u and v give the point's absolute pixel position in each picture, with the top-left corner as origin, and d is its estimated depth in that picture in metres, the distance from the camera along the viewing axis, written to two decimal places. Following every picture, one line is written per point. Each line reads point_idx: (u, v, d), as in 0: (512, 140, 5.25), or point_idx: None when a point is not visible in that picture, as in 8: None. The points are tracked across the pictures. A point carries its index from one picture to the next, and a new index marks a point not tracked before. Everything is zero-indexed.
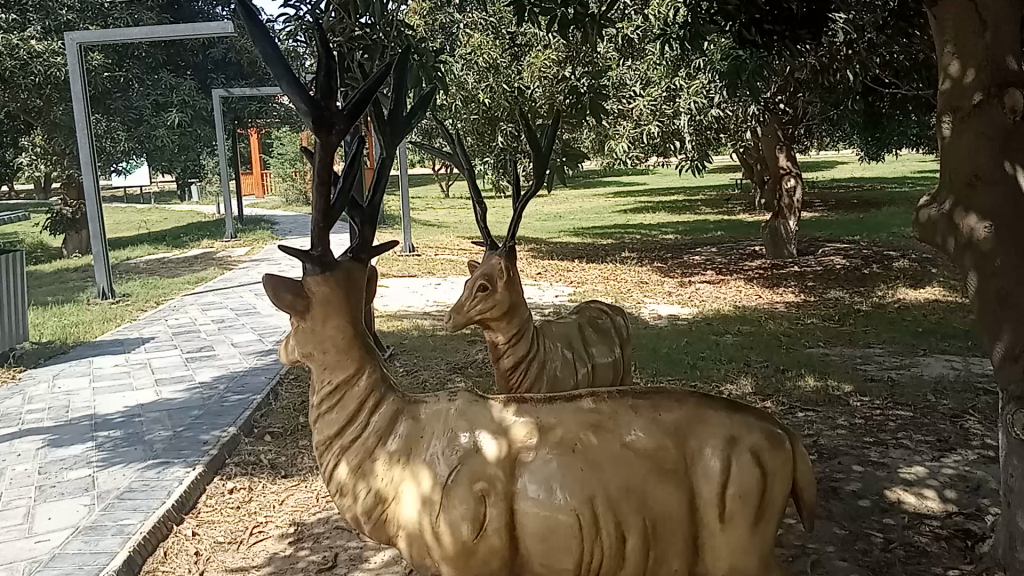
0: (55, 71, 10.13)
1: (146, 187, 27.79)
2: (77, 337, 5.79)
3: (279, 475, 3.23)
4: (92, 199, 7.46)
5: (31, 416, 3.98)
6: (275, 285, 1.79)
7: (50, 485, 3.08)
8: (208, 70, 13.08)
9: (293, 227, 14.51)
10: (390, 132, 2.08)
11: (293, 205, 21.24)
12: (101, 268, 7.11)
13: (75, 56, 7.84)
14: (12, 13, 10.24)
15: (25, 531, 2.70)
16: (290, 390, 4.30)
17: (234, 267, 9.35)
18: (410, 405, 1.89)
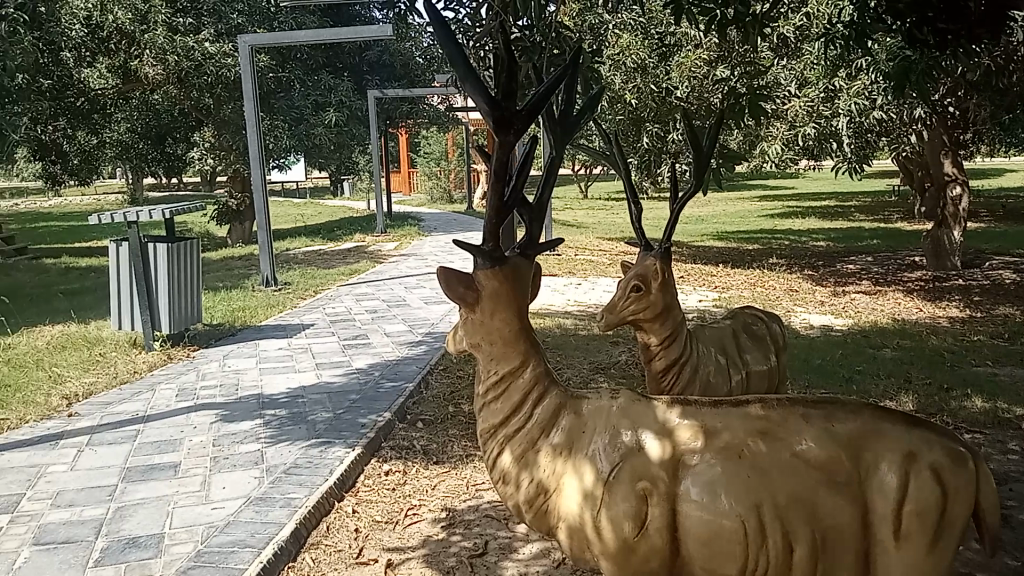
0: (225, 71, 10.92)
1: (301, 185, 29.37)
2: (244, 321, 6.20)
3: (431, 461, 3.33)
4: (259, 193, 7.95)
5: (206, 391, 4.30)
6: (447, 277, 1.86)
7: (225, 457, 3.31)
8: (364, 71, 13.56)
9: (438, 224, 14.93)
10: (561, 130, 2.09)
11: (437, 202, 21.84)
12: (265, 257, 7.56)
13: (248, 58, 8.37)
14: (189, 18, 11.10)
15: (204, 497, 2.92)
16: (441, 380, 4.43)
17: (384, 260, 9.73)
18: (572, 399, 1.92)
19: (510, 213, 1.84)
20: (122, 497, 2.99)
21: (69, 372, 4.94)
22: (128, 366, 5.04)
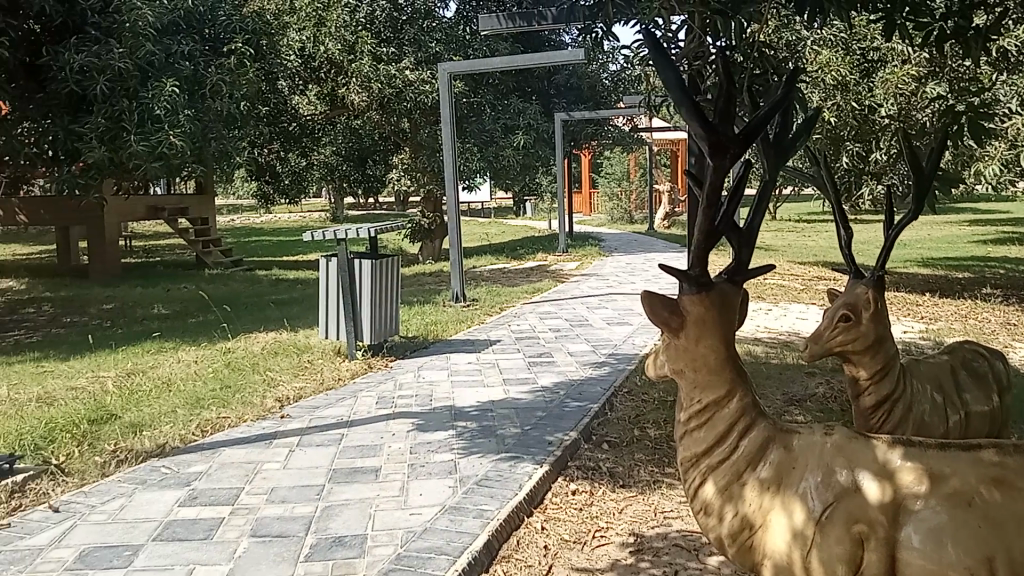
0: (423, 97, 11.42)
1: (487, 205, 30.34)
2: (436, 335, 6.47)
3: (618, 484, 3.32)
4: (453, 213, 8.28)
5: (401, 401, 4.52)
6: (652, 302, 1.85)
7: (420, 464, 3.46)
8: (552, 94, 13.82)
9: (620, 245, 14.90)
10: (774, 154, 2.04)
11: (618, 223, 21.84)
12: (456, 275, 7.86)
13: (446, 85, 8.78)
14: (391, 48, 11.78)
15: (402, 502, 3.06)
16: (626, 403, 4.40)
17: (568, 280, 9.84)
18: (781, 432, 1.86)
19: (720, 238, 1.82)
20: (328, 497, 3.19)
21: (281, 377, 5.35)
22: (332, 373, 5.39)
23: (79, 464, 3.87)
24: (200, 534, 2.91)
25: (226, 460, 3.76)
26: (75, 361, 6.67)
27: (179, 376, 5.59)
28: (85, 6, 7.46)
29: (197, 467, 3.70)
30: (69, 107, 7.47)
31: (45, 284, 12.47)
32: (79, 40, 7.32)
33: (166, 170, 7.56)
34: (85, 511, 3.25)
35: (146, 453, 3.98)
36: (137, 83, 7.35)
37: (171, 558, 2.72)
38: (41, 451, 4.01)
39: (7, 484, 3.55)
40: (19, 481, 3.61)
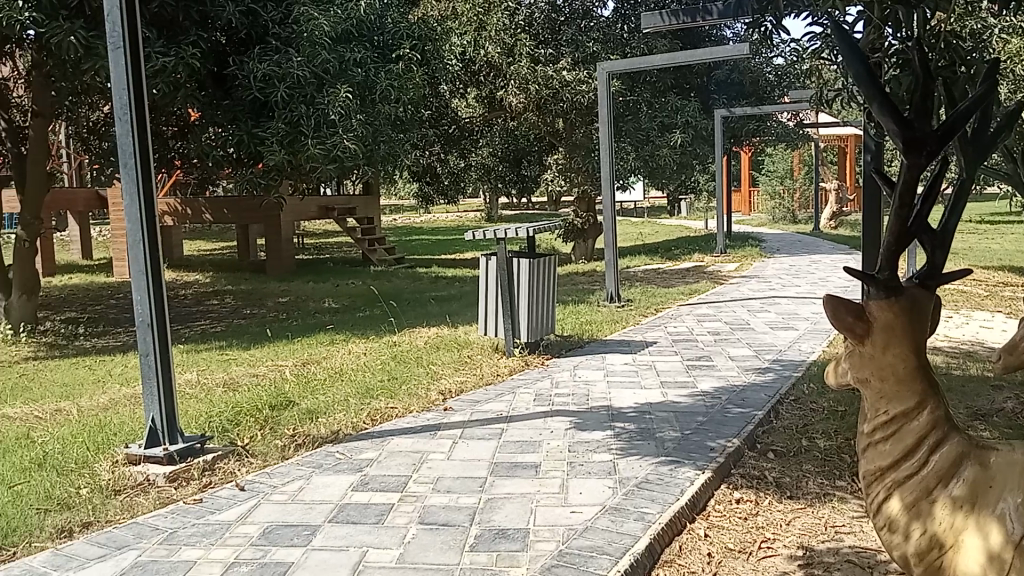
0: (580, 98, 11.51)
1: (641, 204, 30.09)
2: (591, 335, 6.49)
3: (785, 495, 3.21)
4: (609, 213, 8.26)
5: (559, 399, 4.56)
6: (837, 306, 1.77)
7: (579, 463, 3.49)
8: (711, 91, 13.50)
9: (782, 246, 14.37)
10: (974, 150, 1.91)
11: (778, 223, 21.08)
12: (611, 275, 7.84)
13: (605, 84, 8.77)
14: (549, 49, 11.91)
15: (563, 500, 3.09)
16: (791, 411, 4.25)
17: (726, 281, 9.60)
18: (977, 448, 1.75)
19: (913, 240, 1.73)
20: (491, 489, 3.27)
21: (443, 370, 5.53)
22: (491, 369, 5.52)
23: (261, 447, 4.16)
24: (372, 518, 3.05)
25: (394, 449, 3.92)
26: (256, 350, 7.16)
27: (349, 367, 5.88)
28: (267, 18, 8.01)
29: (367, 454, 3.88)
30: (251, 113, 8.01)
31: (227, 278, 13.45)
32: (262, 51, 7.93)
33: (338, 171, 7.98)
34: (268, 491, 3.48)
35: (320, 439, 4.23)
36: (313, 89, 7.79)
37: (346, 540, 2.87)
38: (228, 433, 4.34)
39: (200, 462, 3.87)
40: (209, 460, 3.91)
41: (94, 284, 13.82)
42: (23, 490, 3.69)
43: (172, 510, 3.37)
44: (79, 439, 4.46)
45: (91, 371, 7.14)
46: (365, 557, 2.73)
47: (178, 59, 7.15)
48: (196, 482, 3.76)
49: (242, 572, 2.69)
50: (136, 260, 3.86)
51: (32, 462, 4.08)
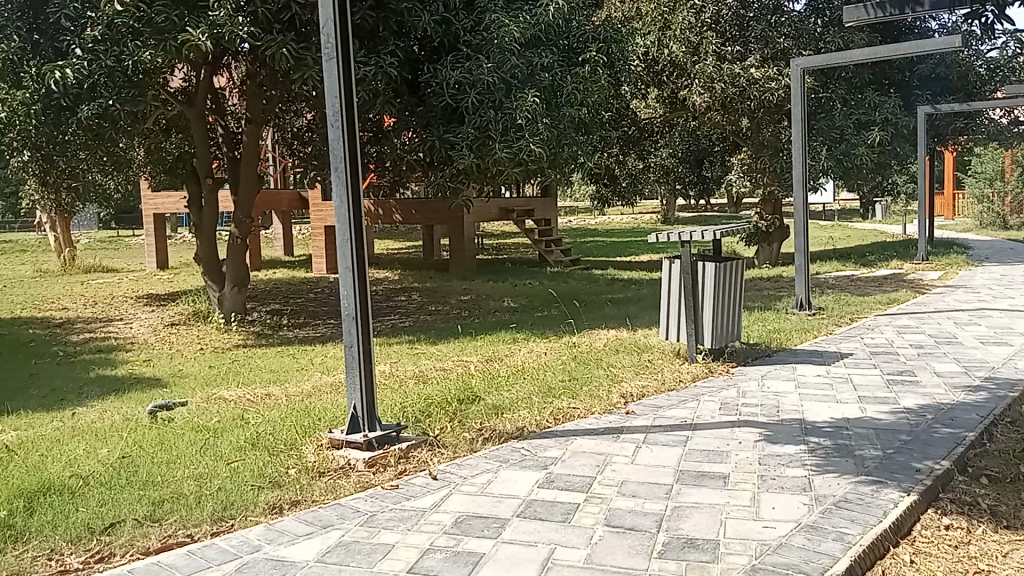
0: (768, 96, 11.09)
1: (829, 207, 28.63)
2: (780, 343, 6.25)
3: (1002, 525, 2.95)
4: (800, 217, 7.91)
5: (747, 409, 4.43)
6: None
7: (771, 477, 3.37)
8: (914, 87, 12.64)
9: (992, 254, 13.21)
10: None
11: (987, 228, 19.38)
12: (801, 281, 7.51)
13: (800, 82, 8.43)
14: (737, 46, 11.56)
15: (754, 513, 3.01)
16: (1009, 434, 3.90)
17: (928, 291, 8.95)
18: None
19: None
20: (679, 497, 3.23)
21: (625, 374, 5.52)
22: (674, 374, 5.45)
23: (451, 439, 4.33)
24: (559, 517, 3.09)
25: (579, 449, 3.96)
26: (442, 345, 7.45)
27: (533, 366, 6.00)
28: (459, 26, 8.23)
29: (553, 452, 3.95)
30: (443, 118, 8.36)
31: (413, 276, 14.09)
32: (454, 58, 8.22)
33: (523, 173, 8.15)
34: (459, 482, 3.62)
35: (507, 434, 4.35)
36: (502, 94, 8.01)
37: (535, 536, 2.93)
38: (420, 423, 4.56)
39: (396, 450, 4.08)
40: (404, 449, 4.12)
41: (294, 278, 14.88)
42: (240, 466, 4.04)
43: (371, 494, 3.58)
44: (288, 422, 4.83)
45: (295, 359, 7.71)
46: (554, 554, 2.78)
47: (378, 68, 7.59)
48: (392, 469, 3.97)
49: (436, 558, 2.81)
50: (342, 257, 4.12)
51: (248, 441, 4.46)
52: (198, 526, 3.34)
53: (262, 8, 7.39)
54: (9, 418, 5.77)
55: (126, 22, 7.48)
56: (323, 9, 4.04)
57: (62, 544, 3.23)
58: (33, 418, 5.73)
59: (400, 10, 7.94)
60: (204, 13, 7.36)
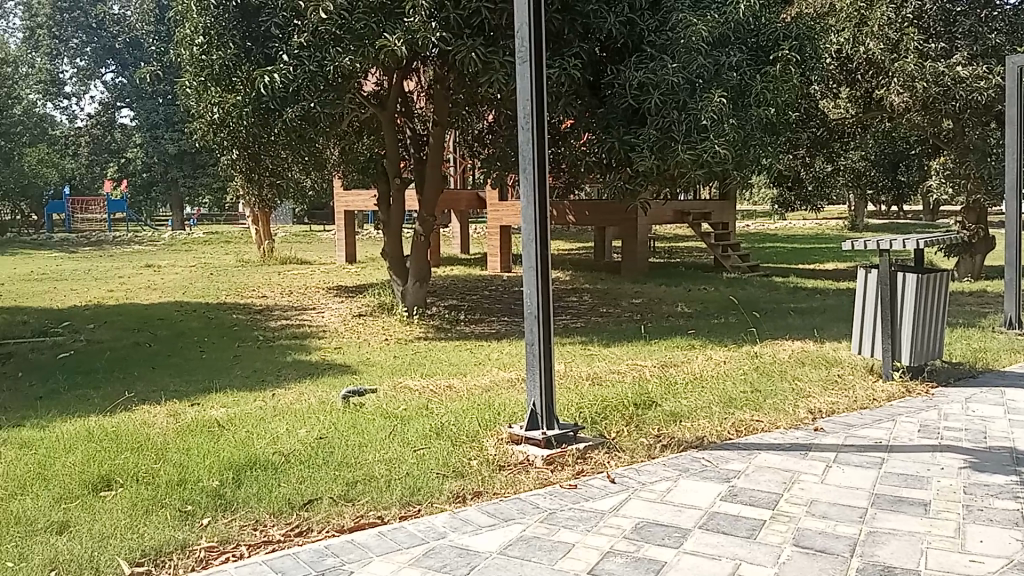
0: (977, 96, 10.20)
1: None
2: (985, 364, 5.77)
3: None
4: (1012, 228, 7.22)
5: (949, 433, 4.12)
6: None
7: (978, 508, 3.13)
8: None
9: None
10: None
11: None
12: (1011, 297, 6.88)
13: (1015, 80, 7.69)
14: (940, 43, 10.69)
15: (959, 546, 2.80)
16: None
17: None
18: None
19: None
20: (874, 522, 3.05)
21: (811, 388, 5.27)
22: (866, 391, 5.16)
23: (629, 443, 4.32)
24: (743, 532, 3.01)
25: (762, 464, 3.84)
26: (616, 348, 7.42)
27: (712, 374, 5.86)
28: (644, 27, 8.19)
29: (735, 465, 3.84)
30: (624, 120, 8.35)
31: (587, 277, 14.14)
32: (638, 59, 8.18)
33: (706, 176, 7.98)
34: (638, 488, 3.60)
35: (686, 443, 4.27)
36: (686, 94, 7.89)
37: (718, 549, 2.86)
38: (598, 425, 4.57)
39: (574, 450, 4.12)
40: (582, 450, 4.15)
41: (471, 275, 15.31)
42: (425, 454, 4.22)
43: (549, 492, 3.64)
44: (470, 414, 4.99)
45: (472, 354, 7.94)
46: (738, 569, 2.70)
47: (562, 70, 7.72)
48: (569, 468, 4.01)
49: (617, 562, 2.81)
50: (527, 257, 4.20)
51: (432, 430, 4.65)
52: (387, 509, 3.53)
53: (453, 14, 7.63)
54: (221, 395, 6.32)
55: (329, 30, 7.98)
56: (519, 14, 4.13)
57: (266, 515, 3.50)
58: (240, 396, 6.25)
59: (587, 12, 8.01)
60: (401, 20, 7.70)
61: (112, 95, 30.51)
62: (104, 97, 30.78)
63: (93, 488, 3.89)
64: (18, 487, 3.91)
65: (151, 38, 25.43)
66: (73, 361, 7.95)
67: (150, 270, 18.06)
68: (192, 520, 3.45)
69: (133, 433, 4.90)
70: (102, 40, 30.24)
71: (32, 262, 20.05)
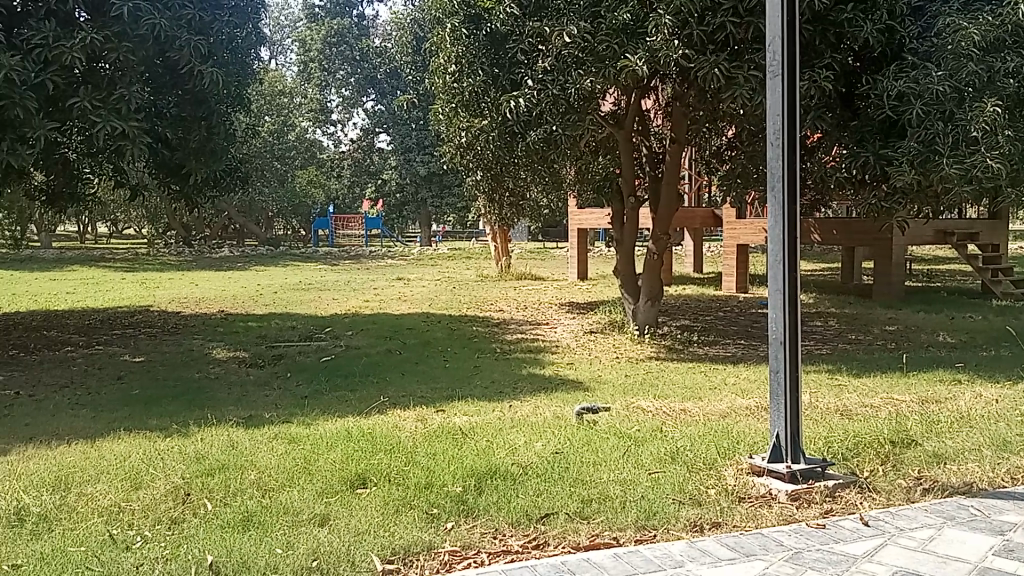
0: None
1: None
2: None
3: None
4: None
5: None
6: None
7: None
8: None
9: None
10: None
11: None
12: None
13: None
14: None
15: None
16: None
17: None
18: None
19: None
20: None
21: None
22: None
23: (884, 483, 4.00)
24: None
25: None
26: (866, 379, 6.89)
27: (980, 412, 5.27)
28: (905, 33, 7.61)
29: (1009, 516, 3.45)
30: (881, 133, 7.82)
31: (832, 300, 13.32)
32: (898, 67, 7.56)
33: (977, 193, 7.23)
34: (895, 533, 3.33)
35: (951, 488, 3.87)
36: (954, 104, 7.15)
37: None
38: (849, 462, 4.27)
39: (822, 487, 3.87)
40: (831, 487, 3.89)
41: (706, 295, 14.95)
42: (660, 478, 4.15)
43: (794, 529, 3.44)
44: (708, 440, 4.85)
45: (705, 377, 7.74)
46: None
47: (812, 82, 7.40)
48: (817, 506, 3.77)
49: None
50: (774, 279, 4.02)
51: (669, 454, 4.56)
52: (623, 531, 3.50)
53: (697, 30, 7.39)
54: (462, 403, 6.64)
55: (573, 53, 8.12)
56: (772, 24, 3.96)
57: (504, 525, 3.60)
58: (480, 405, 6.53)
59: (840, 21, 7.53)
60: (643, 38, 7.69)
61: (371, 121, 33.17)
62: (365, 124, 33.50)
63: (350, 485, 4.21)
64: (286, 478, 4.32)
65: (407, 68, 27.36)
66: (333, 364, 8.72)
67: (401, 282, 19.38)
68: (437, 524, 3.63)
69: (384, 435, 5.24)
70: (365, 70, 33.11)
71: (302, 273, 22.33)
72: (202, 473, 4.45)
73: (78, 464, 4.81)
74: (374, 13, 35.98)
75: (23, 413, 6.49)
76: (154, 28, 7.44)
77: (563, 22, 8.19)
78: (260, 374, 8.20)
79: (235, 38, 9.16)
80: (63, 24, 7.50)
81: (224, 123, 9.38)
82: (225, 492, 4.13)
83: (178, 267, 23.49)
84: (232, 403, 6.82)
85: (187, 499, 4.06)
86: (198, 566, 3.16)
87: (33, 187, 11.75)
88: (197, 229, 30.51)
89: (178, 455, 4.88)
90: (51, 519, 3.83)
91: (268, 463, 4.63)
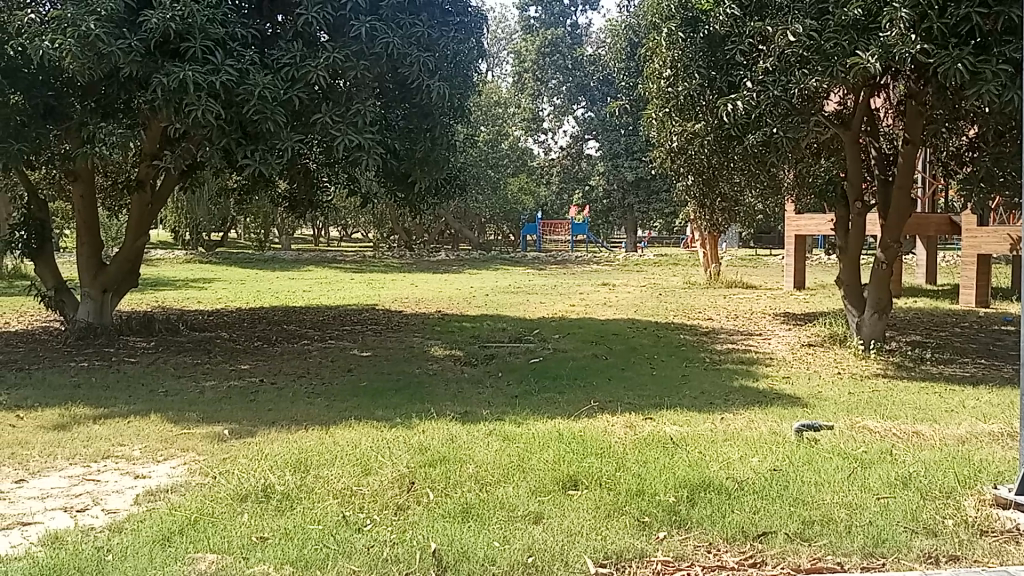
0: None
1: None
2: None
3: None
4: None
5: None
6: None
7: None
8: None
9: None
10: None
11: None
12: None
13: None
14: None
15: None
16: None
17: None
18: None
19: None
20: None
21: None
22: None
23: None
24: None
25: None
26: None
27: None
28: None
29: None
30: None
31: None
32: None
33: None
34: None
35: None
36: None
37: None
38: None
39: None
40: None
41: (941, 309, 13.76)
42: (890, 503, 3.88)
43: None
44: (946, 467, 4.47)
45: (940, 397, 7.13)
46: None
47: None
48: None
49: None
50: None
51: (899, 479, 4.25)
52: (847, 557, 3.31)
53: (937, 23, 6.84)
54: (672, 412, 6.55)
55: (797, 52, 7.77)
56: None
57: (719, 539, 3.52)
58: (692, 415, 6.41)
59: None
60: (876, 34, 7.19)
61: (582, 128, 33.52)
62: (575, 131, 33.86)
63: (562, 485, 4.29)
64: (502, 474, 4.47)
65: (620, 74, 27.43)
66: (543, 366, 8.91)
67: (607, 287, 19.44)
68: (649, 532, 3.61)
69: (594, 439, 5.28)
70: (577, 78, 33.46)
71: (512, 276, 22.99)
72: (424, 464, 4.70)
73: (315, 448, 5.25)
74: (587, 22, 36.32)
75: (267, 399, 7.18)
76: (388, 46, 7.97)
77: (786, 20, 7.88)
78: (474, 372, 8.55)
79: (460, 52, 9.59)
80: (308, 45, 8.21)
81: (447, 133, 9.86)
82: (445, 483, 4.34)
83: (400, 269, 24.99)
84: (449, 399, 7.16)
85: (411, 487, 4.32)
86: (423, 553, 3.34)
87: (278, 194, 12.93)
88: (417, 233, 32.29)
89: (403, 446, 5.20)
90: (293, 497, 4.22)
91: (484, 458, 4.82)
